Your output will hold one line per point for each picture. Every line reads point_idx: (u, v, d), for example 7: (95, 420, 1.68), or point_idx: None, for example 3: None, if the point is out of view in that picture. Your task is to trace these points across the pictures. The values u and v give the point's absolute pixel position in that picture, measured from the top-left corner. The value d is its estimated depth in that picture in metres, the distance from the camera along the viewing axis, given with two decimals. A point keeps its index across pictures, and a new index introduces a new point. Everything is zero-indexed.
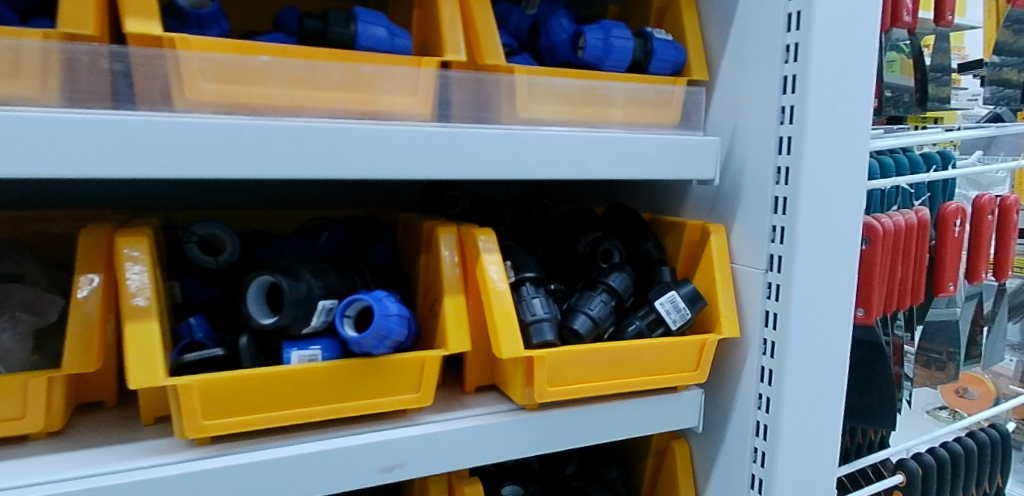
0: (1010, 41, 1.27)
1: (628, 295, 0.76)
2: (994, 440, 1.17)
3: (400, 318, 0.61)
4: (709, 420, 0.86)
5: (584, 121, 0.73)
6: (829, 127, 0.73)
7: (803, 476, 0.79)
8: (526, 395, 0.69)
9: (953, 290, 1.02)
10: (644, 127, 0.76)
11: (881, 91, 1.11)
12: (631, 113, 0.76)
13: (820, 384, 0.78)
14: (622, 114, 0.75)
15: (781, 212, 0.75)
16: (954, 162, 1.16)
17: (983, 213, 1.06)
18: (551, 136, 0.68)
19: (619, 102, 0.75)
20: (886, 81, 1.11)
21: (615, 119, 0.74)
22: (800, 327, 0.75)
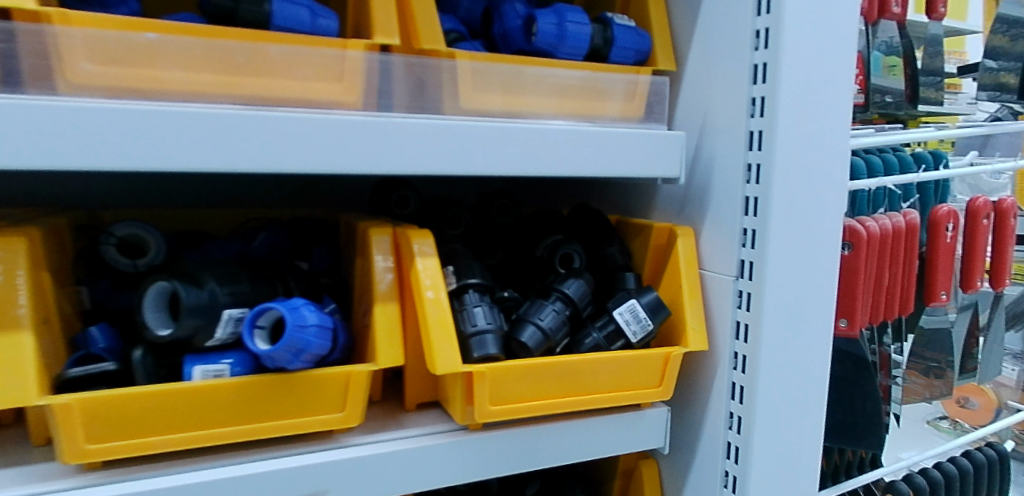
0: (1007, 47, 1.20)
1: (586, 304, 0.69)
2: (991, 460, 1.11)
3: (319, 329, 0.55)
4: (679, 440, 0.79)
5: (538, 112, 0.66)
6: (804, 120, 0.67)
7: None
8: (467, 414, 0.62)
9: (945, 299, 0.96)
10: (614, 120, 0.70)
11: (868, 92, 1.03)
12: (630, 108, 0.71)
13: (796, 402, 0.71)
14: (621, 108, 0.71)
15: (752, 213, 0.69)
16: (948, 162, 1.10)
17: (977, 216, 1.00)
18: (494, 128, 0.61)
19: (619, 95, 0.71)
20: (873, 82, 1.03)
21: (610, 114, 0.70)
22: (773, 340, 0.68)
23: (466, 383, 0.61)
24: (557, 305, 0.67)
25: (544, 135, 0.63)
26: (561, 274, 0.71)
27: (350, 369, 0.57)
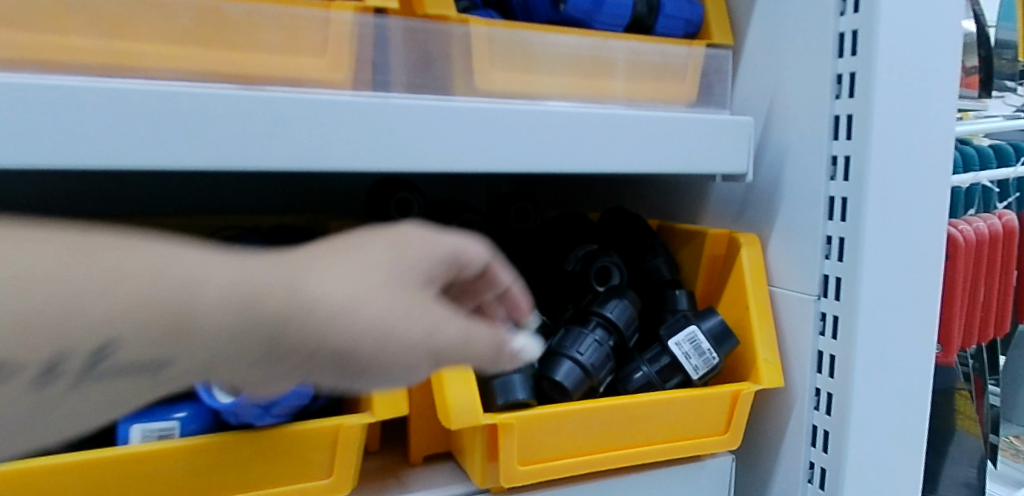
0: None
1: (631, 331, 0.56)
2: None
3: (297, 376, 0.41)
4: (740, 490, 0.66)
5: (550, 91, 0.53)
6: (904, 102, 0.53)
7: None
8: (489, 477, 0.48)
9: None
10: (623, 103, 0.56)
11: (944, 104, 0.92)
12: (637, 87, 0.56)
13: (893, 450, 0.58)
14: (626, 88, 0.56)
15: (839, 217, 0.55)
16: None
17: None
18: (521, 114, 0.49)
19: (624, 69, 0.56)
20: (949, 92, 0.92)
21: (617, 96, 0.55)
22: (867, 374, 0.55)
23: (489, 436, 0.47)
24: (598, 333, 0.54)
25: (583, 124, 0.50)
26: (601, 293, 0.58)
27: (338, 423, 0.43)
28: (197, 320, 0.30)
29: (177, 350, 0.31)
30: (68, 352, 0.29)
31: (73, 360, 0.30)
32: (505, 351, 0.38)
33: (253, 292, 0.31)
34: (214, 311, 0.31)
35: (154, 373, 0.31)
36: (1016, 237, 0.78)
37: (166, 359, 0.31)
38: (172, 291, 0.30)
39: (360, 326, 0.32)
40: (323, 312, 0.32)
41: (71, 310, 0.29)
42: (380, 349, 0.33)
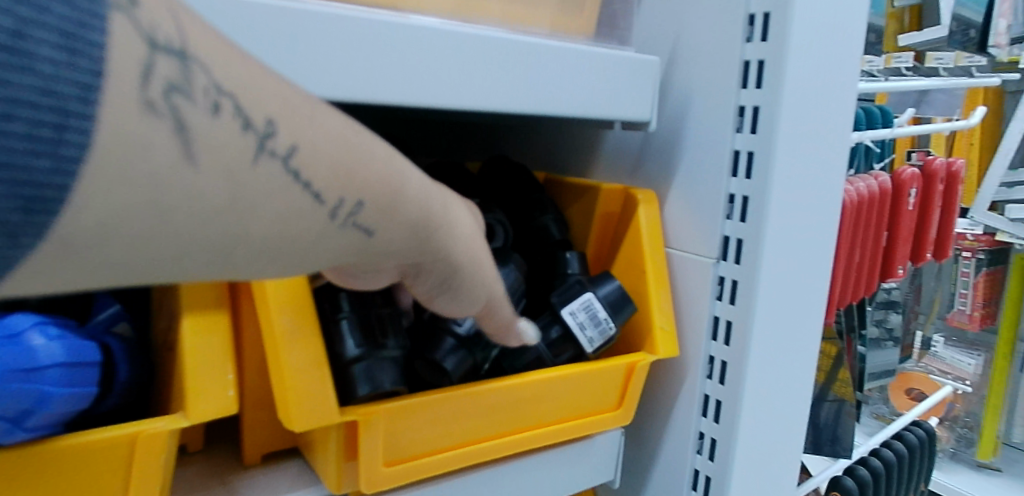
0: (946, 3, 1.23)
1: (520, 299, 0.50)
2: (921, 441, 1.09)
3: (62, 370, 0.32)
4: (626, 461, 0.62)
5: (418, 6, 0.42)
6: (817, 49, 0.49)
7: None
8: (347, 477, 0.40)
9: (902, 274, 0.87)
10: (501, 26, 0.47)
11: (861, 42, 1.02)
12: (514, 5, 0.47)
13: (782, 417, 0.55)
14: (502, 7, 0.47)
15: (745, 174, 0.51)
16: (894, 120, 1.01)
17: (934, 180, 0.93)
18: (391, 29, 0.39)
19: None
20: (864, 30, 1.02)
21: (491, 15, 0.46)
22: (763, 342, 0.52)
23: (346, 432, 0.39)
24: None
25: (468, 53, 0.42)
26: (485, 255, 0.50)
27: (136, 430, 0.34)
28: (400, 199, 0.31)
29: (383, 221, 0.31)
30: (343, 199, 0.29)
31: (347, 206, 0.29)
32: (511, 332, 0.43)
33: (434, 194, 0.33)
34: (416, 200, 0.32)
35: (364, 242, 0.31)
36: (889, 197, 0.79)
37: (377, 230, 0.31)
38: (387, 177, 0.30)
39: (478, 247, 0.37)
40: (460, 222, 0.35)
41: (341, 158, 0.29)
42: (465, 289, 0.38)
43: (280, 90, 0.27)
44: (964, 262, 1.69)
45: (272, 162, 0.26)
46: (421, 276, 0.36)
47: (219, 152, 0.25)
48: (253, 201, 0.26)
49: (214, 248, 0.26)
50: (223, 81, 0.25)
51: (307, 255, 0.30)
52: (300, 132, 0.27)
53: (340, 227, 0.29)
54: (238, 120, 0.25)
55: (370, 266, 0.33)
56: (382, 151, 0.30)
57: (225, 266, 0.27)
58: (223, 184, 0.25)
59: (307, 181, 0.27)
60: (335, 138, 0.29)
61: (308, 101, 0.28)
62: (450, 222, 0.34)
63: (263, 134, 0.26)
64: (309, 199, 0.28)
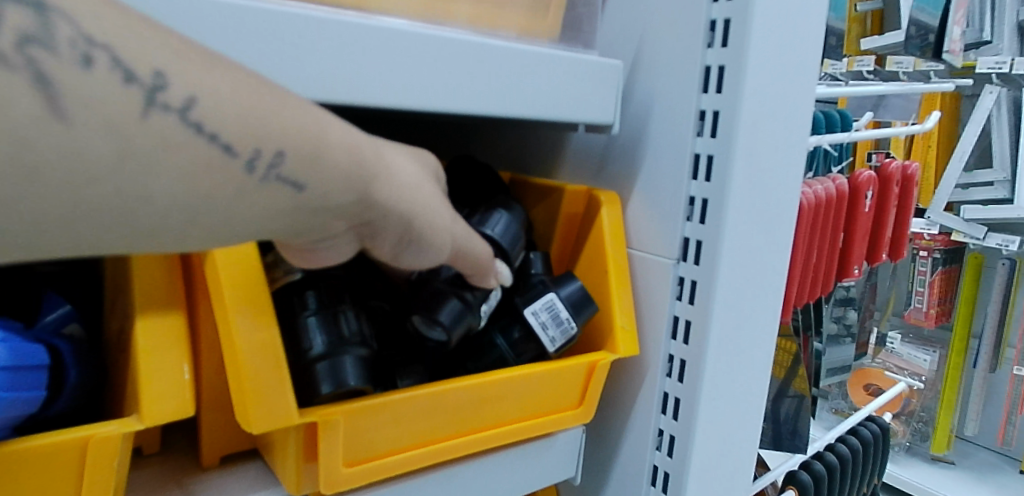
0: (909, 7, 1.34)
1: (518, 247, 0.50)
2: (875, 436, 1.12)
3: (5, 373, 0.32)
4: (586, 458, 0.63)
5: (384, 7, 0.42)
6: (776, 55, 0.50)
7: None
8: (305, 477, 0.40)
9: (857, 274, 0.89)
10: (467, 28, 0.47)
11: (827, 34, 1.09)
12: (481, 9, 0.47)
13: (738, 414, 0.56)
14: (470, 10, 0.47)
15: (704, 177, 0.52)
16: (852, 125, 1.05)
17: (889, 183, 0.96)
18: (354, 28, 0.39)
19: None
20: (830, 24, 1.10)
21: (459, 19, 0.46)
22: (721, 341, 0.53)
23: (305, 434, 0.38)
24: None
25: (430, 53, 0.42)
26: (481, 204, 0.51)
27: (87, 434, 0.33)
28: (321, 150, 0.31)
29: (313, 174, 0.30)
30: (258, 150, 0.28)
31: (264, 157, 0.29)
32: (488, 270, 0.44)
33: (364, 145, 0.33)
34: (343, 149, 0.31)
35: (296, 197, 0.30)
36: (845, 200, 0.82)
37: (308, 184, 0.30)
38: (305, 128, 0.30)
39: (426, 194, 0.37)
40: (400, 170, 0.35)
41: (244, 109, 0.28)
42: (428, 241, 0.37)
43: (166, 41, 0.27)
44: (922, 261, 1.77)
45: (165, 116, 0.26)
46: (373, 233, 0.36)
47: (99, 105, 0.24)
48: (149, 157, 0.25)
49: (110, 208, 0.25)
50: (94, 31, 0.24)
51: (228, 211, 0.29)
52: (190, 81, 0.27)
53: (261, 181, 0.29)
54: (118, 73, 0.24)
55: (311, 224, 0.33)
56: (295, 104, 0.30)
57: (132, 227, 0.26)
58: (109, 134, 0.24)
59: (212, 134, 0.27)
60: (236, 87, 0.28)
61: (197, 51, 0.28)
62: (388, 174, 0.34)
63: (152, 87, 0.25)
64: (218, 152, 0.27)
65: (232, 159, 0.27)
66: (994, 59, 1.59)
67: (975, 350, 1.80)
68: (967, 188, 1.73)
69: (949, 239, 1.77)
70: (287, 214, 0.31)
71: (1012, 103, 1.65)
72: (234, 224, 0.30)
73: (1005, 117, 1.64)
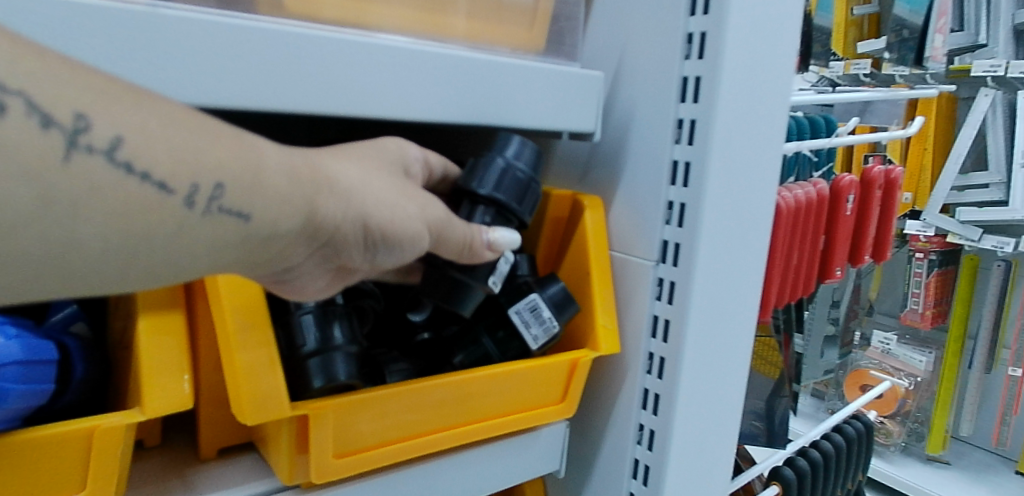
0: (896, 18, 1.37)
1: (527, 190, 0.50)
2: (860, 433, 1.14)
3: (18, 367, 0.35)
4: (571, 452, 0.65)
5: (382, 24, 0.46)
6: (749, 66, 0.52)
7: None
8: (299, 468, 0.42)
9: (840, 275, 0.92)
10: (464, 43, 0.50)
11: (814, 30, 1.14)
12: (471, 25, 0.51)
13: (715, 408, 0.59)
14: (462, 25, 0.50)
15: (681, 183, 0.54)
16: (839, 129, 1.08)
17: (872, 187, 0.98)
18: (356, 48, 0.43)
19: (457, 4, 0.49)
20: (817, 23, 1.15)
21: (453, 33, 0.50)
22: (697, 339, 0.55)
23: (298, 426, 0.41)
24: (486, 220, 0.48)
25: (414, 62, 0.46)
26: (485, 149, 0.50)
27: (91, 425, 0.35)
28: (259, 175, 0.34)
29: (253, 201, 0.34)
30: (194, 183, 0.32)
31: (200, 189, 0.32)
32: (477, 242, 0.45)
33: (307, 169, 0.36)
34: (280, 176, 0.35)
35: (241, 225, 0.34)
36: (827, 203, 0.84)
37: (250, 212, 0.34)
38: (237, 159, 0.33)
39: (382, 204, 0.39)
40: (349, 186, 0.38)
41: (174, 146, 0.32)
42: (395, 232, 0.40)
43: (87, 83, 0.30)
44: (918, 262, 1.81)
45: (89, 156, 0.29)
46: (337, 249, 0.39)
47: (23, 152, 0.27)
48: (76, 197, 0.29)
49: (44, 254, 0.29)
50: (5, 80, 0.27)
51: (172, 251, 0.33)
52: (116, 123, 0.30)
53: (202, 213, 0.32)
54: (36, 119, 0.28)
55: (270, 251, 0.36)
56: (226, 139, 0.33)
57: (77, 270, 0.30)
58: (30, 175, 0.27)
59: (143, 173, 0.30)
60: (163, 124, 0.32)
61: (125, 92, 0.31)
62: (335, 187, 0.37)
63: (72, 130, 0.29)
64: (153, 190, 0.31)
65: (165, 195, 0.31)
66: (989, 62, 1.63)
67: (971, 351, 1.83)
68: (963, 190, 1.76)
69: (944, 241, 1.81)
70: (234, 242, 0.35)
71: (1008, 107, 1.68)
72: (182, 260, 0.33)
73: (1001, 119, 1.68)
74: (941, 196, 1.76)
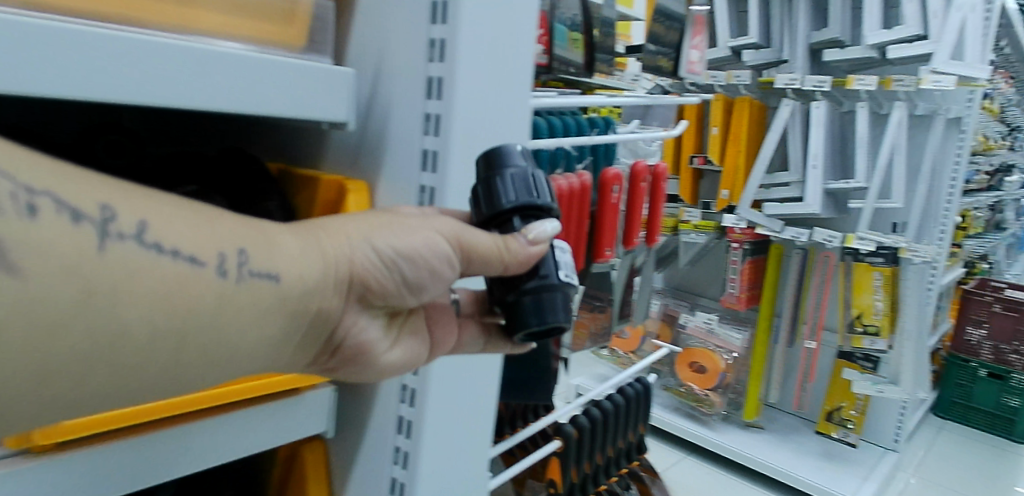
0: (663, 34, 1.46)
1: (536, 183, 0.58)
2: (638, 393, 1.30)
3: None
4: (346, 417, 0.71)
5: (203, 30, 0.55)
6: (479, 70, 0.61)
7: (447, 473, 0.69)
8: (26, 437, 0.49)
9: (610, 255, 1.08)
10: (298, 52, 0.60)
11: (598, 23, 1.28)
12: (245, 24, 0.57)
13: (463, 363, 0.69)
14: (233, 25, 0.57)
15: (431, 169, 0.62)
16: (614, 127, 1.24)
17: (638, 178, 1.15)
18: (147, 44, 0.50)
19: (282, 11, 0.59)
20: (602, 16, 1.30)
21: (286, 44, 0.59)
22: (442, 309, 0.64)
23: None
24: (521, 225, 0.57)
25: (169, 54, 0.51)
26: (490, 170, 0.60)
27: None
28: (271, 243, 0.47)
29: (275, 263, 0.46)
30: (221, 255, 0.44)
31: (226, 258, 0.44)
32: (508, 249, 0.55)
33: (320, 234, 0.51)
34: (287, 242, 0.48)
35: (271, 284, 0.46)
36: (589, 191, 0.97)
37: (274, 272, 0.46)
38: (247, 235, 0.46)
39: (395, 242, 0.53)
40: (360, 236, 0.52)
41: (192, 229, 0.44)
42: (409, 246, 0.54)
43: (94, 188, 0.41)
44: (736, 252, 2.43)
45: (118, 240, 0.40)
46: (375, 284, 0.54)
47: (59, 246, 0.38)
48: (113, 283, 0.39)
49: (105, 338, 0.39)
50: (33, 184, 0.38)
51: (218, 328, 0.44)
52: (136, 213, 0.42)
53: (236, 280, 0.44)
54: (69, 216, 0.39)
55: (314, 303, 0.50)
56: (229, 225, 0.46)
57: (131, 353, 0.41)
58: (64, 264, 0.38)
59: (173, 251, 0.42)
60: (169, 212, 0.43)
61: (109, 185, 0.42)
62: (345, 236, 0.52)
63: (100, 223, 0.40)
64: (187, 264, 0.42)
65: (198, 266, 0.42)
66: (790, 77, 2.27)
67: (779, 326, 2.50)
68: (771, 189, 2.39)
69: (754, 234, 2.39)
70: (269, 302, 0.47)
71: (802, 116, 2.32)
72: (229, 332, 0.45)
73: (798, 125, 2.31)
74: (750, 193, 2.33)
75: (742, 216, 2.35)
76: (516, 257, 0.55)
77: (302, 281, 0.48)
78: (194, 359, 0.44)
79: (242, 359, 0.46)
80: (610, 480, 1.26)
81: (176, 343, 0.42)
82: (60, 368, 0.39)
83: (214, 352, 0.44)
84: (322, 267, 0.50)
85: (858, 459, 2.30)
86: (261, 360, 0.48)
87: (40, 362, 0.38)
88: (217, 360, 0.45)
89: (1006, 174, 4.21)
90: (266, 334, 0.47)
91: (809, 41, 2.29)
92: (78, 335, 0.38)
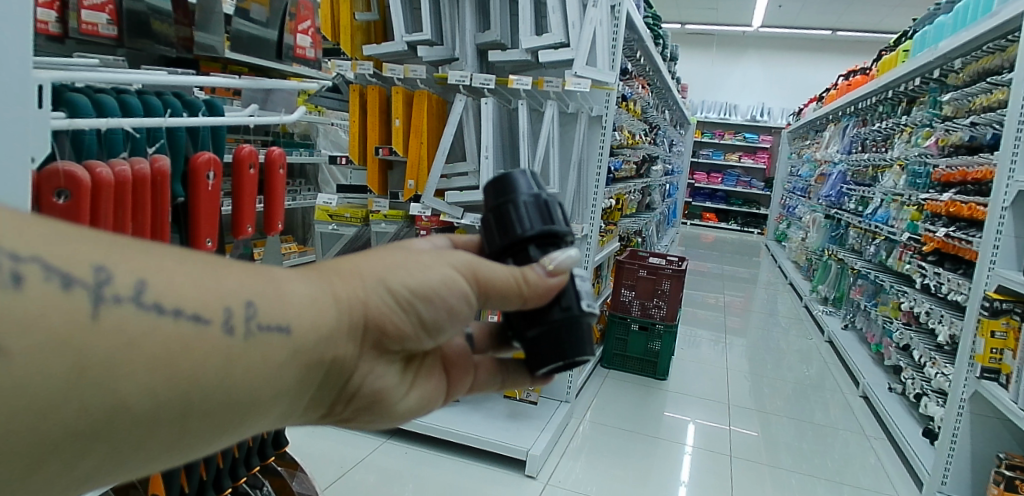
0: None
1: (549, 214, 0.76)
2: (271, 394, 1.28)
3: None
4: None
5: None
6: None
7: None
8: None
9: (211, 247, 1.02)
10: None
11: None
12: None
13: None
14: None
15: None
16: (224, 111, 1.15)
17: (244, 165, 1.11)
18: None
19: None
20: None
21: None
22: None
23: None
24: (538, 253, 0.73)
25: None
26: (509, 199, 0.76)
27: None
28: (275, 298, 0.56)
29: (281, 315, 0.55)
30: (223, 312, 0.52)
31: (228, 315, 0.52)
32: (525, 280, 0.67)
33: (332, 284, 0.61)
34: (291, 292, 0.58)
35: (278, 333, 0.55)
36: (168, 178, 0.92)
37: (281, 324, 0.55)
38: (244, 288, 0.55)
39: (409, 282, 0.63)
40: (370, 282, 0.62)
41: (187, 282, 0.52)
42: (426, 287, 0.64)
43: (87, 252, 0.49)
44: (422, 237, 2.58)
45: (111, 305, 0.48)
46: (395, 322, 0.63)
47: (58, 313, 0.46)
48: (106, 346, 0.47)
49: (99, 406, 0.47)
50: (20, 251, 0.46)
51: (227, 382, 0.53)
52: (135, 272, 0.50)
53: (242, 337, 0.53)
54: (64, 286, 0.46)
55: (331, 347, 0.60)
56: (232, 282, 0.55)
57: (127, 420, 0.49)
58: (48, 338, 0.46)
59: (171, 310, 0.50)
60: (158, 269, 0.52)
61: (86, 241, 0.50)
62: (361, 280, 0.62)
63: (93, 288, 0.48)
64: (191, 322, 0.51)
65: (199, 325, 0.51)
66: (461, 74, 2.41)
67: None
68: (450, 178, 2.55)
69: (439, 220, 2.59)
70: (278, 352, 0.55)
71: (472, 109, 2.52)
72: (236, 386, 0.54)
73: (471, 118, 2.51)
74: (434, 182, 2.51)
75: (426, 204, 2.54)
76: (535, 289, 0.68)
77: (311, 328, 0.57)
78: (199, 416, 0.52)
79: (257, 408, 0.55)
80: (241, 482, 1.20)
81: (179, 408, 0.51)
82: (68, 433, 0.47)
83: (220, 406, 0.53)
84: (332, 313, 0.59)
85: (536, 413, 2.64)
86: (278, 409, 0.57)
87: (51, 424, 0.47)
88: (230, 413, 0.54)
89: (652, 161, 5.08)
90: (275, 381, 0.56)
91: (475, 41, 2.49)
92: (72, 408, 0.47)
